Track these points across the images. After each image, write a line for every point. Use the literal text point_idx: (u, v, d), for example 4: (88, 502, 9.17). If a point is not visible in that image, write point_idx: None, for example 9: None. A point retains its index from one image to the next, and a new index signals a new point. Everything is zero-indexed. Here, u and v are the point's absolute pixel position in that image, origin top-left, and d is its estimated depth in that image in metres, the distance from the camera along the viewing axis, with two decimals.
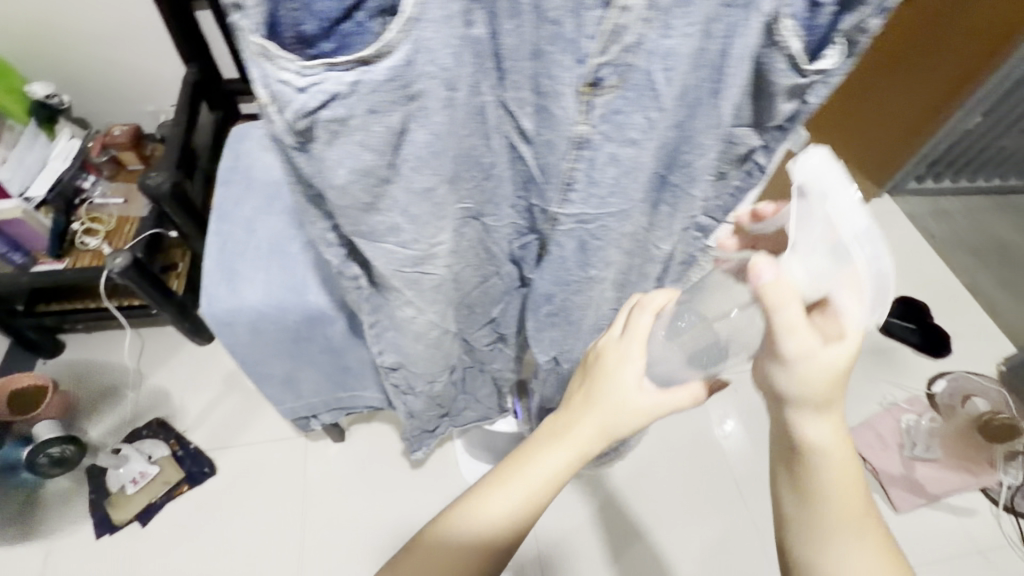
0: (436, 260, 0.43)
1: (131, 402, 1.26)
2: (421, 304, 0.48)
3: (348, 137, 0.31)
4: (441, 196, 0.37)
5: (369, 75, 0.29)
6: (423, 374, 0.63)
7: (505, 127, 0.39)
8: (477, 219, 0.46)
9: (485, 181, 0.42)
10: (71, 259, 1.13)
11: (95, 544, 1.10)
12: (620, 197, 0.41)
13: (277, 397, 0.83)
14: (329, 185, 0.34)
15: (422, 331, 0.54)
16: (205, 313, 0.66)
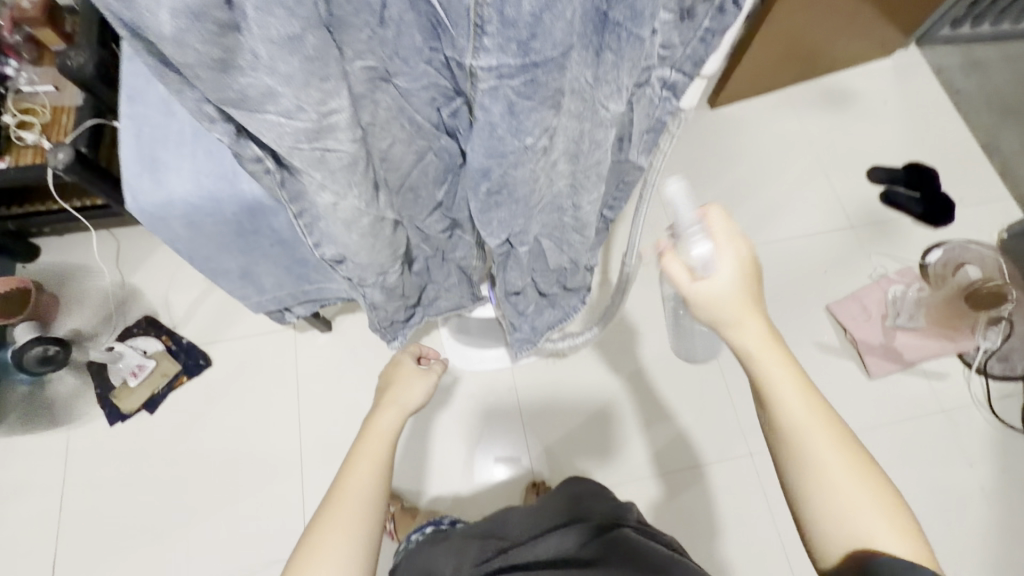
0: (338, 132, 0.37)
1: (118, 302, 1.26)
2: (334, 188, 0.43)
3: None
4: (309, 46, 0.31)
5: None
6: (373, 266, 0.60)
7: None
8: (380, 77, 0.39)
9: (379, 26, 0.35)
10: (12, 157, 1.06)
11: (109, 431, 1.18)
12: (540, 39, 0.33)
13: (240, 291, 0.81)
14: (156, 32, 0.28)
15: (354, 219, 0.49)
16: (135, 210, 0.62)
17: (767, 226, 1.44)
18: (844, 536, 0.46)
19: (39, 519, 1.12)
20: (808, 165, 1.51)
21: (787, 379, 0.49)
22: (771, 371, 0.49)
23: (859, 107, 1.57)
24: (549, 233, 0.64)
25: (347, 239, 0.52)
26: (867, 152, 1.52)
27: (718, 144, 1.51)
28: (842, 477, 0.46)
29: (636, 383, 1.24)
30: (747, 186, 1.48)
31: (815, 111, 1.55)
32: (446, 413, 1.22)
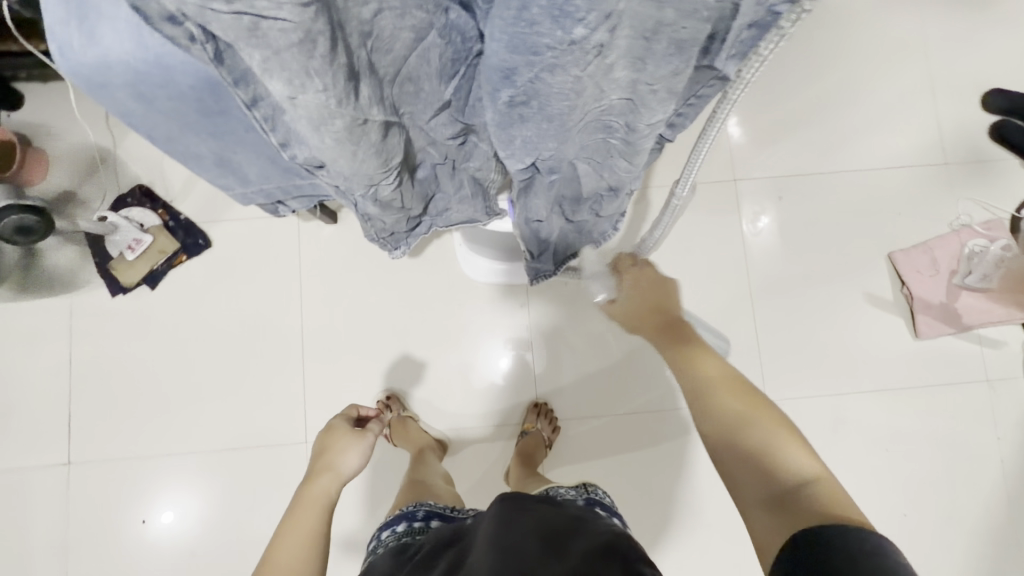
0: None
1: (110, 166, 1.16)
2: (286, 74, 0.30)
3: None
4: None
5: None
6: (360, 177, 0.48)
7: None
8: None
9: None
10: None
11: (111, 302, 1.15)
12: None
13: (220, 179, 0.70)
14: None
15: (325, 120, 0.36)
16: (70, 71, 0.49)
17: (843, 151, 1.22)
18: (750, 476, 0.51)
19: (51, 378, 1.14)
20: (912, 79, 1.23)
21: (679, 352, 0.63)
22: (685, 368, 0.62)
23: (997, 8, 1.24)
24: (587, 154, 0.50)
25: (320, 145, 0.40)
26: (991, 69, 1.23)
27: (806, 41, 1.24)
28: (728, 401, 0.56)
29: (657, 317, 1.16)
30: (830, 98, 1.23)
31: (940, 7, 1.24)
32: (452, 322, 1.17)
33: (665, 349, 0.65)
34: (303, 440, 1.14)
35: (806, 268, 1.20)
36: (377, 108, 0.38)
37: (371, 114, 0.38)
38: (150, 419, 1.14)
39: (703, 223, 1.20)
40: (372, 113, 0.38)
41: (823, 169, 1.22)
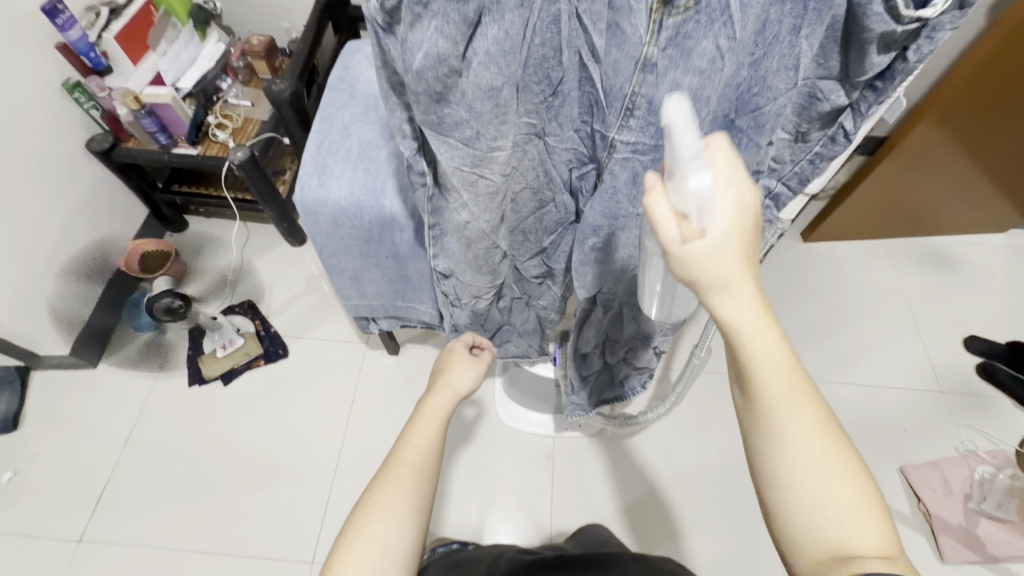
0: (493, 164, 0.46)
1: (232, 282, 1.44)
2: (474, 211, 0.52)
3: (429, 19, 0.35)
4: (504, 98, 0.40)
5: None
6: (471, 289, 0.67)
7: (577, 40, 0.40)
8: (538, 137, 0.48)
9: (549, 94, 0.44)
10: (202, 147, 1.29)
11: (186, 389, 1.30)
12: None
13: (345, 291, 0.93)
14: (408, 67, 0.38)
15: (474, 240, 0.57)
16: (297, 198, 0.75)
17: (844, 368, 1.39)
18: (817, 535, 0.40)
19: (103, 449, 1.23)
20: (898, 318, 1.46)
21: (767, 343, 0.40)
22: (758, 330, 0.40)
23: (962, 274, 1.53)
24: (631, 301, 0.69)
25: (461, 256, 0.60)
26: (965, 320, 1.46)
27: (803, 275, 1.53)
28: (807, 434, 0.41)
29: (678, 494, 1.20)
30: (828, 322, 1.46)
31: (913, 267, 1.54)
32: (479, 460, 1.23)
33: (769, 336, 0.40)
34: (309, 559, 1.13)
35: None
36: (504, 243, 0.60)
37: (501, 245, 0.60)
38: (176, 508, 1.17)
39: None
40: (503, 245, 0.60)
41: (827, 379, 1.37)
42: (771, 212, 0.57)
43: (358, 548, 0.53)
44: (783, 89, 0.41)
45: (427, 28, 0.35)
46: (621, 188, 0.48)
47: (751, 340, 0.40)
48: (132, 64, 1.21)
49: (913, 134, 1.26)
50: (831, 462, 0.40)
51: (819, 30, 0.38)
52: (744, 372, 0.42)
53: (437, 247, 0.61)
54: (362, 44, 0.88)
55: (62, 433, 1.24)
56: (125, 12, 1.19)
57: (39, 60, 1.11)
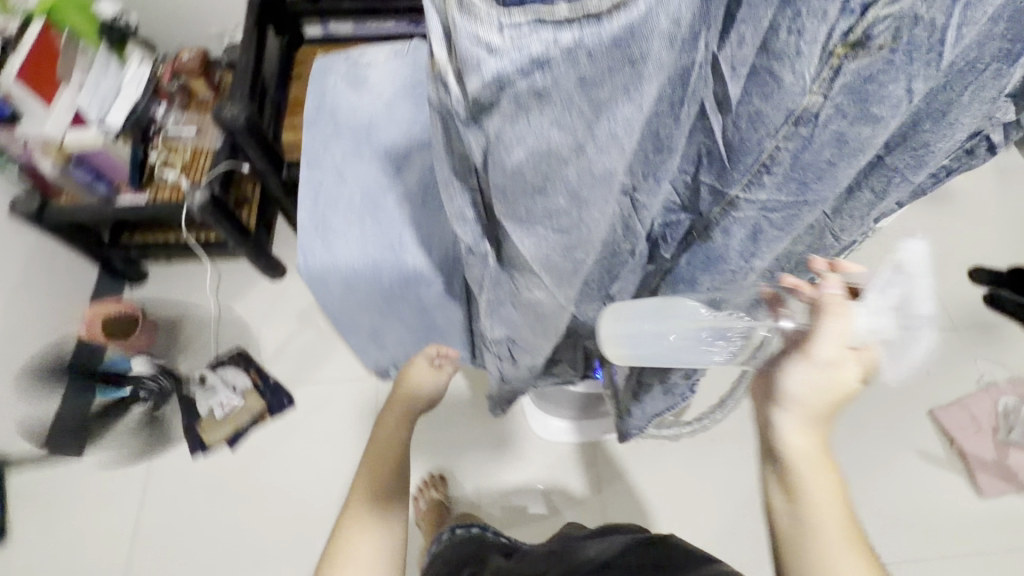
0: (586, 245, 0.38)
1: (214, 332, 1.31)
2: (553, 290, 0.43)
3: (548, 108, 0.26)
4: (617, 177, 0.31)
5: (601, 36, 0.23)
6: (530, 351, 0.59)
7: (706, 89, 0.32)
8: (631, 194, 0.38)
9: (657, 155, 0.35)
10: (152, 191, 1.12)
11: (190, 461, 1.18)
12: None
13: (362, 348, 0.83)
14: (497, 163, 0.29)
15: (545, 312, 0.49)
16: (301, 269, 0.64)
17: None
18: None
19: (114, 543, 1.12)
20: None
21: (828, 479, 0.43)
22: (812, 463, 0.43)
23: (957, 205, 1.53)
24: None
25: (526, 327, 0.52)
26: (967, 251, 1.47)
27: None
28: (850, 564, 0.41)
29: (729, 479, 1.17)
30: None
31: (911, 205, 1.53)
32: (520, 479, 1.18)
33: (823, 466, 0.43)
34: None
35: (854, 428, 1.26)
36: (576, 302, 0.51)
37: (571, 307, 0.50)
38: None
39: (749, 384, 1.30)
40: (573, 306, 0.50)
41: None
42: (869, 224, 0.57)
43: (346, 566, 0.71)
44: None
45: (546, 121, 0.27)
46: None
47: (803, 464, 0.43)
48: (44, 105, 1.01)
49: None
50: None
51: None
52: (784, 482, 0.44)
53: (493, 320, 0.52)
54: (333, 62, 0.75)
55: (59, 533, 1.12)
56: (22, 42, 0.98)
57: None
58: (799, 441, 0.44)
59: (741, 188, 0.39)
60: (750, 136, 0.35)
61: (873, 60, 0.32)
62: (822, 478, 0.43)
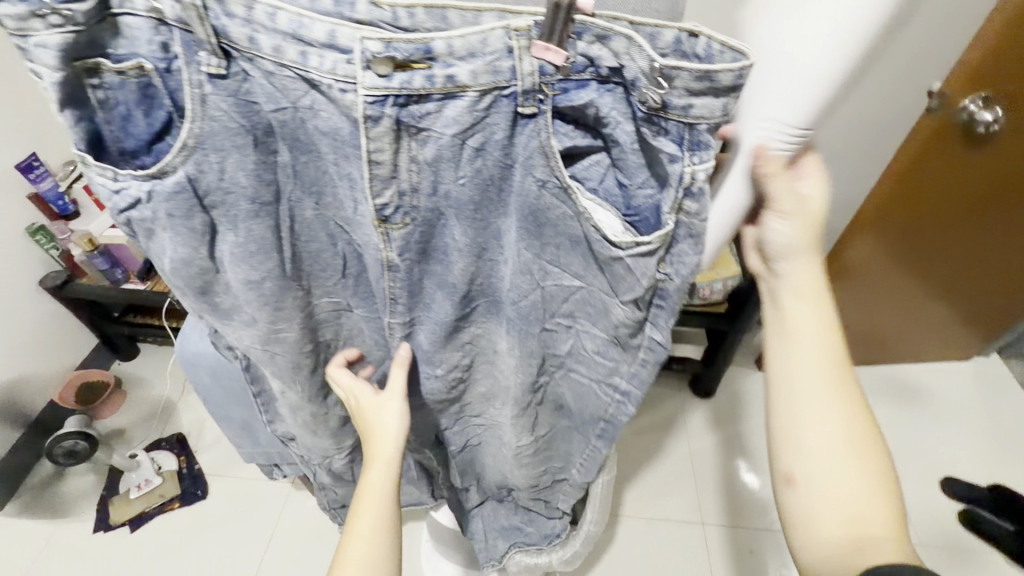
0: (284, 343, 0.48)
1: (164, 417, 1.37)
2: (285, 384, 0.54)
3: (161, 232, 0.37)
4: (267, 291, 0.42)
5: (159, 186, 0.34)
6: (318, 449, 0.67)
7: (340, 240, 0.43)
8: (347, 315, 0.51)
9: (341, 278, 0.46)
10: (152, 282, 1.29)
11: (88, 537, 1.18)
12: (432, 305, 0.45)
13: (239, 441, 0.89)
14: (236, 297, 0.44)
15: (299, 408, 0.58)
16: (178, 352, 0.75)
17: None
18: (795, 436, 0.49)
19: None
20: None
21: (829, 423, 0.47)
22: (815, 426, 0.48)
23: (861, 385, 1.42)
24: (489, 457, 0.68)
25: (291, 421, 0.62)
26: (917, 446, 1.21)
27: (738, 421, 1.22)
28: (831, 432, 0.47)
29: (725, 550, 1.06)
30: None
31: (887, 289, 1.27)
32: None
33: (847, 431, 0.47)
34: None
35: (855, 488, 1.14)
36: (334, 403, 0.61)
37: (324, 405, 0.59)
38: None
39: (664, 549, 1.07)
40: (328, 408, 0.60)
41: None
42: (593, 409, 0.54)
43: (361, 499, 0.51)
44: (567, 298, 0.45)
45: (211, 256, 0.39)
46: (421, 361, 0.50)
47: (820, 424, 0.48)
48: (99, 210, 1.25)
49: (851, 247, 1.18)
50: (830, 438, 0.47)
51: (574, 258, 0.41)
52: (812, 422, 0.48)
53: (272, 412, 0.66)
54: None
55: None
56: None
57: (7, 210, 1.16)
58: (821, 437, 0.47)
59: (403, 322, 0.45)
60: (377, 283, 0.42)
61: (402, 232, 0.37)
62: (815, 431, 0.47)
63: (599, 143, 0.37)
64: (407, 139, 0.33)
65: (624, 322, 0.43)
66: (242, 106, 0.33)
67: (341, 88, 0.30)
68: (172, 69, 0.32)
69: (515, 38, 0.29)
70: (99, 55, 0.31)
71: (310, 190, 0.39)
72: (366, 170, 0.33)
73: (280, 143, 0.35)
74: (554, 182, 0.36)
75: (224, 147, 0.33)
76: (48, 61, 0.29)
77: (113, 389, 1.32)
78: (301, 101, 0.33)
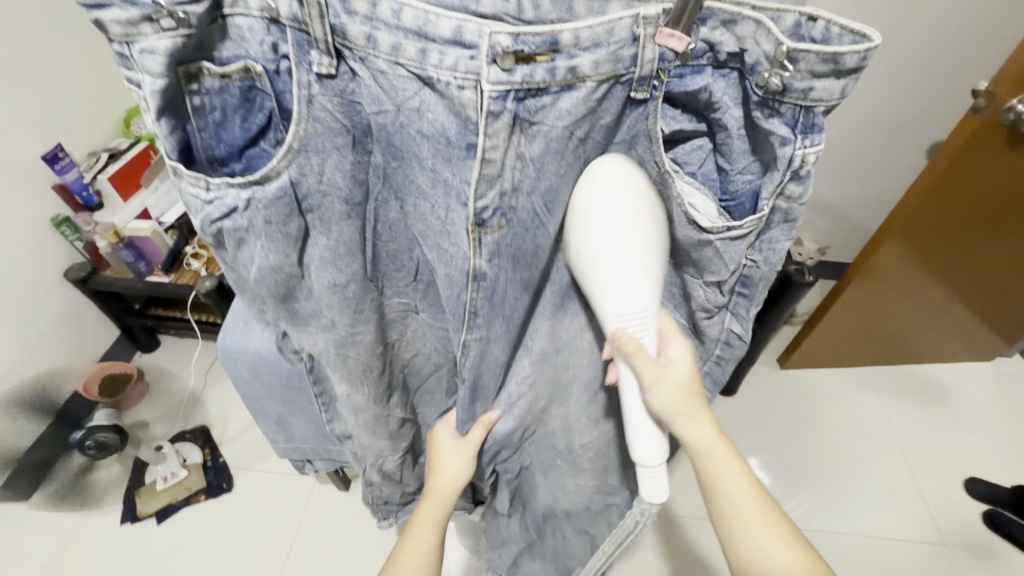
0: (358, 347, 0.51)
1: (187, 410, 1.36)
2: (348, 385, 0.55)
3: (253, 240, 0.40)
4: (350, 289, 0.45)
5: (261, 192, 0.37)
6: (373, 449, 0.67)
7: (415, 245, 0.47)
8: (409, 312, 0.54)
9: (413, 279, 0.50)
10: (175, 275, 1.26)
11: (116, 529, 1.19)
12: (516, 308, 0.47)
13: (273, 436, 0.89)
14: (316, 299, 0.46)
15: (361, 410, 0.59)
16: (221, 349, 0.74)
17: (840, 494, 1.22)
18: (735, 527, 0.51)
19: None
20: (887, 447, 1.30)
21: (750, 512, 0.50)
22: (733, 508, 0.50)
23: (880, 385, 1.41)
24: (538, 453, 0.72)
25: (352, 420, 0.62)
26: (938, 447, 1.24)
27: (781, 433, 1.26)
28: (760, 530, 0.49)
29: None
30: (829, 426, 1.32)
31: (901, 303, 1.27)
32: None
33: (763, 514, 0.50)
34: None
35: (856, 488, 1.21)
36: (391, 405, 0.61)
37: (382, 408, 0.61)
38: None
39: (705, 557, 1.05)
40: (386, 409, 0.61)
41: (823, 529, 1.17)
42: None
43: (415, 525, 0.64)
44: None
45: (300, 261, 0.43)
46: (485, 371, 0.52)
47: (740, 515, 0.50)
48: (122, 201, 1.23)
49: (880, 254, 1.15)
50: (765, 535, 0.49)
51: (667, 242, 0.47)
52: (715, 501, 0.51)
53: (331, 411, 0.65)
54: None
55: None
56: (123, 155, 1.23)
57: (30, 200, 1.14)
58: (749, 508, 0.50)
59: (471, 331, 0.46)
60: (457, 289, 0.46)
61: (497, 236, 0.40)
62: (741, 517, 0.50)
63: (703, 127, 0.41)
64: (519, 133, 0.36)
65: (704, 304, 0.49)
66: (345, 108, 0.37)
67: (458, 84, 0.34)
68: (279, 70, 0.36)
69: (643, 26, 0.33)
70: (203, 60, 0.34)
71: (396, 193, 0.43)
72: (477, 169, 0.37)
73: (374, 144, 0.40)
74: (654, 164, 0.41)
75: (327, 148, 0.38)
76: (155, 67, 0.32)
77: (138, 381, 1.32)
78: (408, 102, 0.37)
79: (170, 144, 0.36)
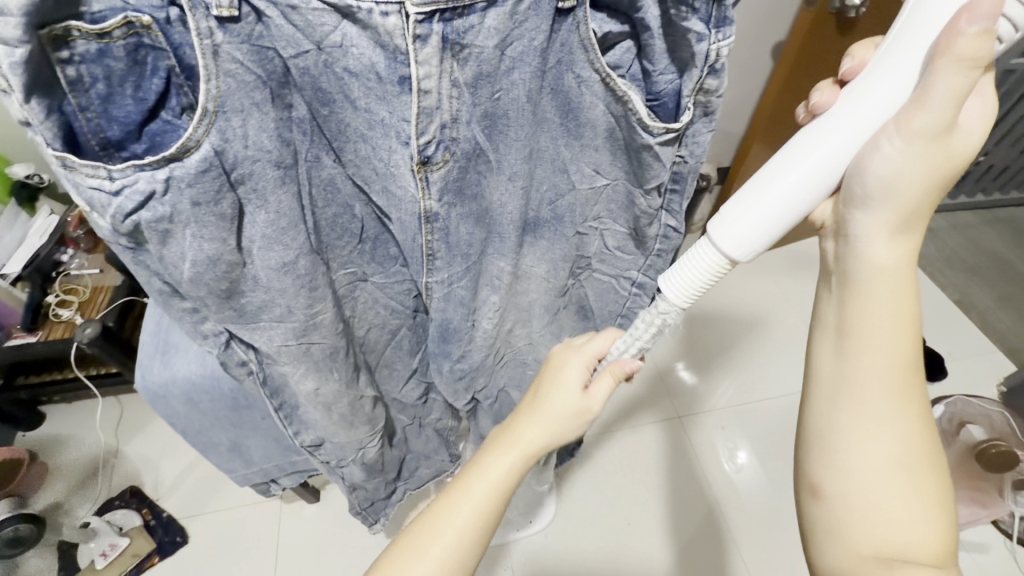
0: (321, 329, 0.49)
1: (106, 475, 1.20)
2: (317, 376, 0.52)
3: (181, 229, 0.36)
4: (302, 261, 0.43)
5: (180, 168, 0.33)
6: (352, 443, 0.66)
7: (356, 197, 0.45)
8: (363, 280, 0.52)
9: (358, 243, 0.49)
10: (44, 331, 1.07)
11: None
12: (469, 238, 0.46)
13: (227, 466, 0.81)
14: (260, 286, 0.42)
15: (334, 401, 0.57)
16: (140, 389, 0.65)
17: (765, 367, 1.21)
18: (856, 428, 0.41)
19: None
20: None
21: (885, 414, 0.41)
22: (864, 406, 0.41)
23: None
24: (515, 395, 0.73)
25: (325, 421, 0.59)
26: None
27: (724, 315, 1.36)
28: (890, 436, 0.41)
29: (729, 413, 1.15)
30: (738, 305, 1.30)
31: None
32: None
33: (901, 418, 0.41)
34: None
35: None
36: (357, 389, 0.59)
37: (351, 394, 0.58)
38: None
39: (668, 464, 1.11)
40: (356, 393, 0.59)
41: None
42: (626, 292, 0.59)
43: (465, 486, 0.50)
44: (598, 208, 0.50)
45: (238, 247, 0.39)
46: (453, 313, 0.53)
47: (864, 413, 0.41)
48: None
49: (750, 160, 1.30)
50: (886, 446, 0.41)
51: (608, 161, 0.45)
52: (837, 388, 0.42)
53: (297, 423, 0.60)
54: None
55: None
56: None
57: None
58: (894, 416, 0.41)
59: (431, 265, 0.47)
60: (414, 237, 0.45)
61: (445, 171, 0.39)
62: (871, 420, 0.41)
63: (628, 29, 0.38)
64: (451, 58, 0.34)
65: (646, 212, 0.49)
66: (257, 57, 0.33)
67: (382, 11, 0.32)
68: (172, 19, 0.31)
69: None
70: (69, 19, 0.29)
71: (329, 145, 0.40)
72: (415, 103, 0.35)
73: (295, 95, 0.37)
74: (595, 71, 0.39)
75: (244, 106, 0.34)
76: (10, 34, 0.27)
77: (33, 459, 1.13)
78: (328, 38, 0.33)
79: (49, 132, 0.30)
